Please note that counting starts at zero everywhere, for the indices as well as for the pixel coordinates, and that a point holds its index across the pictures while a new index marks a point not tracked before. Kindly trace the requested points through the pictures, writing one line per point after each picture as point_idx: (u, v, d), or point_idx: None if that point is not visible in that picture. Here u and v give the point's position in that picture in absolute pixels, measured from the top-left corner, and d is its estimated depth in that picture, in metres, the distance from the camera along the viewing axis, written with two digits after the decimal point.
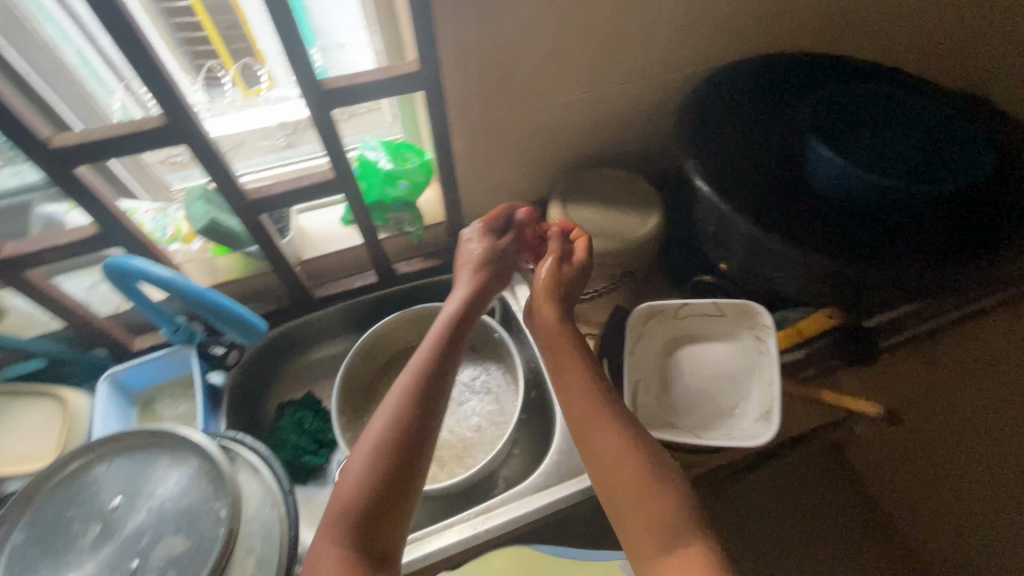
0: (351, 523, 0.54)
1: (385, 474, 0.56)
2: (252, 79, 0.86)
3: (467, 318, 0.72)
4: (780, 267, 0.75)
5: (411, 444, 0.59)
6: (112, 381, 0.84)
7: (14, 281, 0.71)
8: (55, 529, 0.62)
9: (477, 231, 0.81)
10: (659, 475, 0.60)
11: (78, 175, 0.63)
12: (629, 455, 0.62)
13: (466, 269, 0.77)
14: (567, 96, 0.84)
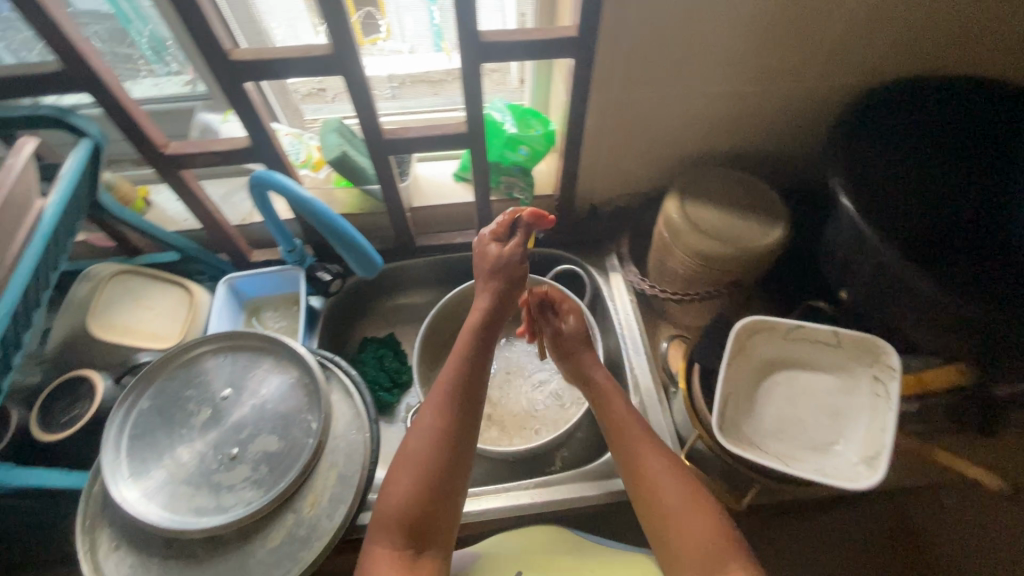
0: (392, 527, 0.58)
1: (427, 487, 0.60)
2: (371, 28, 0.82)
3: (483, 332, 0.70)
4: (907, 307, 0.69)
5: (444, 466, 0.61)
6: (230, 285, 0.91)
7: (172, 179, 0.77)
8: (173, 404, 0.68)
9: (487, 235, 0.74)
10: (696, 501, 0.63)
11: (245, 90, 0.67)
12: (664, 473, 0.65)
13: (480, 278, 0.73)
14: (713, 86, 0.80)
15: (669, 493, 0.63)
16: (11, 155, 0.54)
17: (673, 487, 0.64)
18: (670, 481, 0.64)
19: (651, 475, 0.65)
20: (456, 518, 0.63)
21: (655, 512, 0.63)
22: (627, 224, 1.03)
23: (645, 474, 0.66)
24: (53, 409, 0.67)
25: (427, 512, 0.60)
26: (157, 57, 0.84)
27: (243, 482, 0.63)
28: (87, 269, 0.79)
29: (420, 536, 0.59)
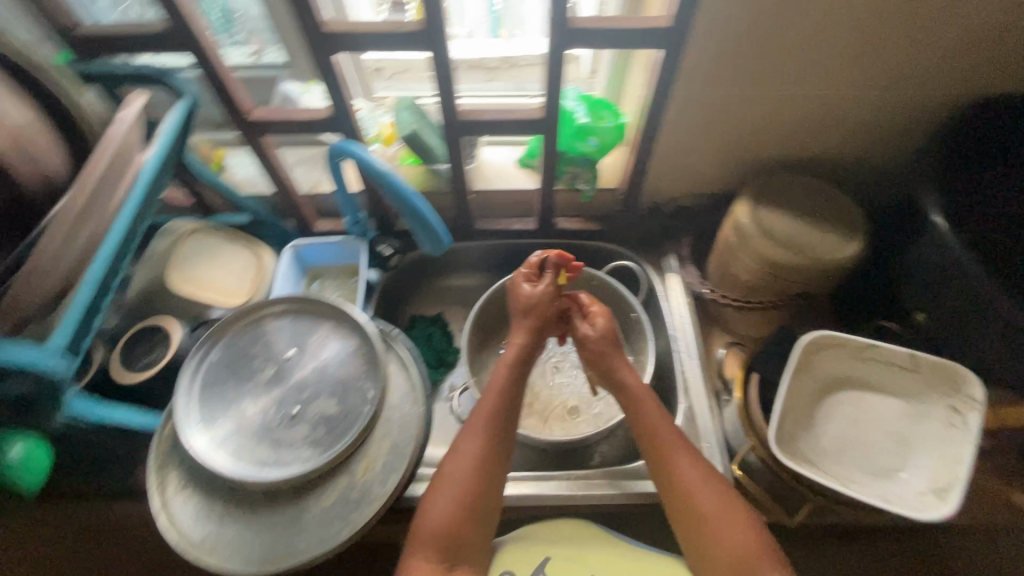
0: (428, 545, 0.62)
1: (466, 512, 0.63)
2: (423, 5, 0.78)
3: (517, 366, 0.72)
4: (987, 333, 0.66)
5: (482, 496, 0.64)
6: (295, 252, 0.94)
7: (253, 143, 0.80)
8: (241, 360, 0.71)
9: (520, 276, 0.77)
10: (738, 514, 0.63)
11: (333, 61, 0.68)
12: (704, 485, 0.65)
13: (516, 316, 0.76)
14: (801, 88, 0.77)
15: (708, 507, 0.64)
16: (120, 108, 0.57)
17: (711, 501, 0.64)
18: (708, 495, 0.64)
19: (686, 488, 0.65)
20: (488, 539, 0.66)
21: (691, 521, 0.64)
22: (689, 225, 1.00)
23: (680, 485, 0.65)
24: (132, 352, 0.71)
25: (465, 530, 0.63)
26: (225, 28, 0.87)
27: (301, 441, 0.65)
28: (168, 226, 0.84)
29: (457, 552, 0.62)
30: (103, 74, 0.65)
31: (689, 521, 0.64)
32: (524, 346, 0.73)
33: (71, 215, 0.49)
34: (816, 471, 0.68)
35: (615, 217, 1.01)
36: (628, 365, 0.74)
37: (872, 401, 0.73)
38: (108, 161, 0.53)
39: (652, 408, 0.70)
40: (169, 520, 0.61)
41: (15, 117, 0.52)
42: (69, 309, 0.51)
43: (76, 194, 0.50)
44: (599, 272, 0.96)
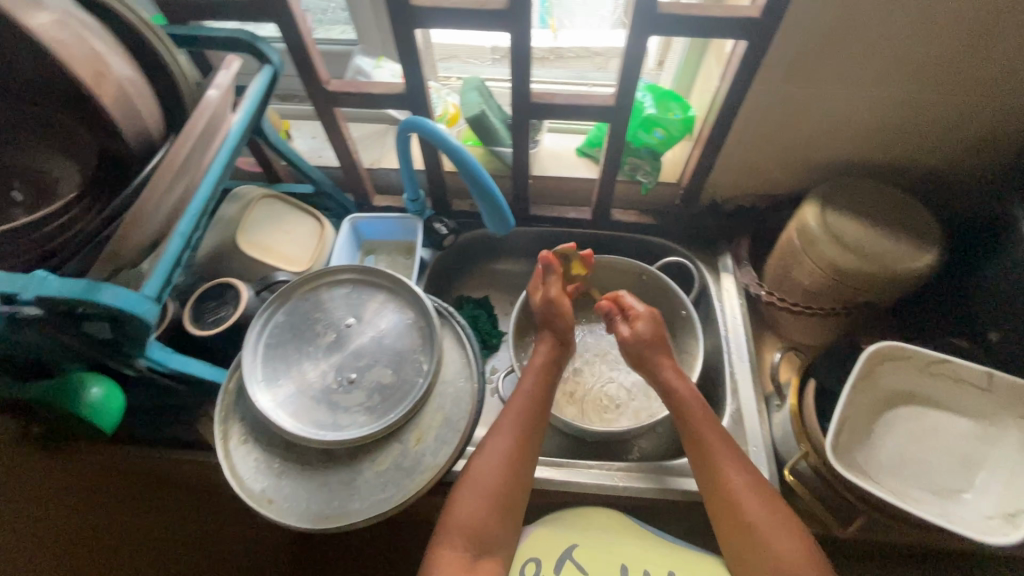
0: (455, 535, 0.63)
1: (493, 506, 0.65)
2: None
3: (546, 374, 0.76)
4: None
5: (507, 493, 0.66)
6: (353, 224, 0.95)
7: (325, 115, 0.81)
8: (303, 324, 0.73)
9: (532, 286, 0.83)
10: (785, 522, 0.62)
11: (414, 36, 0.69)
12: (751, 491, 0.64)
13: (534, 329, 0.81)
14: (887, 89, 0.74)
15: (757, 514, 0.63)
16: (219, 70, 0.59)
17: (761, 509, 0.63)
18: (754, 500, 0.64)
19: (733, 492, 0.65)
20: (512, 537, 0.66)
21: (734, 528, 0.63)
22: (749, 225, 0.97)
23: (726, 488, 0.65)
24: (202, 308, 0.74)
25: (492, 524, 0.64)
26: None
27: (357, 406, 0.67)
28: (238, 191, 0.86)
29: (483, 544, 0.63)
30: (198, 37, 0.68)
31: (734, 526, 0.63)
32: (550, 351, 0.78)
33: (173, 169, 0.52)
34: (873, 484, 0.66)
35: (672, 212, 0.99)
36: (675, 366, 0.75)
37: (936, 418, 0.70)
38: (205, 120, 0.55)
39: (700, 413, 0.70)
40: (231, 470, 0.63)
41: (123, 71, 0.54)
42: (161, 259, 0.54)
43: (177, 149, 0.52)
44: (652, 266, 0.95)
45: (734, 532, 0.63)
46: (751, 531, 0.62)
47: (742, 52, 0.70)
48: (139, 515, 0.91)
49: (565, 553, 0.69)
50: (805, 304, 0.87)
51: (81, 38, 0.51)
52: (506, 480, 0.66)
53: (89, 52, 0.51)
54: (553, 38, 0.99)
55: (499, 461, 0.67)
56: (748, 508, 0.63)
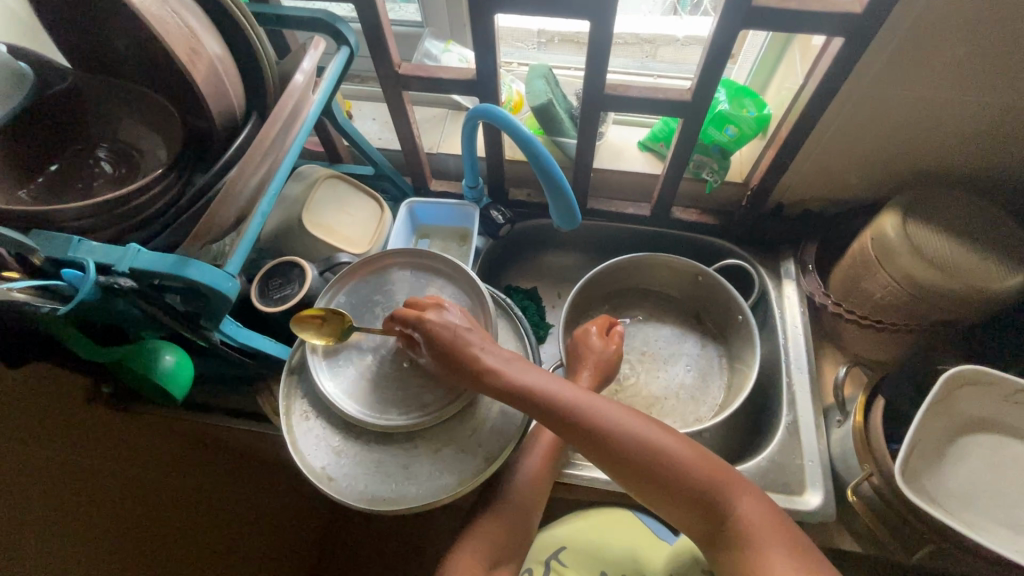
0: (480, 529, 0.65)
1: (517, 510, 0.66)
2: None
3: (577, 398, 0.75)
4: None
5: (532, 501, 0.67)
6: (410, 209, 0.96)
7: (393, 98, 0.81)
8: (363, 306, 0.73)
9: (592, 327, 0.79)
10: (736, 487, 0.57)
11: (491, 22, 0.68)
12: (689, 462, 0.57)
13: (587, 363, 0.76)
14: (993, 94, 0.68)
15: (673, 458, 0.57)
16: (305, 51, 0.58)
17: (674, 450, 0.58)
18: (696, 472, 0.57)
19: (673, 474, 0.57)
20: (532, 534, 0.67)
21: (696, 510, 0.57)
22: (817, 231, 0.93)
23: (665, 470, 0.57)
24: (267, 285, 0.75)
25: (516, 528, 0.65)
26: None
27: (412, 391, 0.67)
28: (303, 170, 0.87)
29: (509, 545, 0.64)
30: (279, 16, 0.68)
31: (693, 507, 0.57)
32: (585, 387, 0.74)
33: (260, 149, 0.52)
34: (942, 511, 0.63)
35: (735, 213, 0.96)
36: (506, 357, 0.61)
37: (1015, 448, 0.67)
38: (291, 103, 0.55)
39: (593, 408, 0.59)
40: (293, 445, 0.65)
41: (213, 50, 0.55)
42: (242, 238, 0.55)
43: (265, 130, 0.53)
44: (709, 267, 0.92)
45: (659, 488, 0.58)
46: (674, 482, 0.57)
47: (836, 50, 0.66)
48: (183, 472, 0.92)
49: (552, 554, 0.73)
50: (875, 319, 0.83)
51: (178, 15, 0.52)
52: (538, 486, 0.68)
53: (186, 29, 0.51)
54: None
55: (536, 471, 0.68)
56: (664, 460, 0.57)
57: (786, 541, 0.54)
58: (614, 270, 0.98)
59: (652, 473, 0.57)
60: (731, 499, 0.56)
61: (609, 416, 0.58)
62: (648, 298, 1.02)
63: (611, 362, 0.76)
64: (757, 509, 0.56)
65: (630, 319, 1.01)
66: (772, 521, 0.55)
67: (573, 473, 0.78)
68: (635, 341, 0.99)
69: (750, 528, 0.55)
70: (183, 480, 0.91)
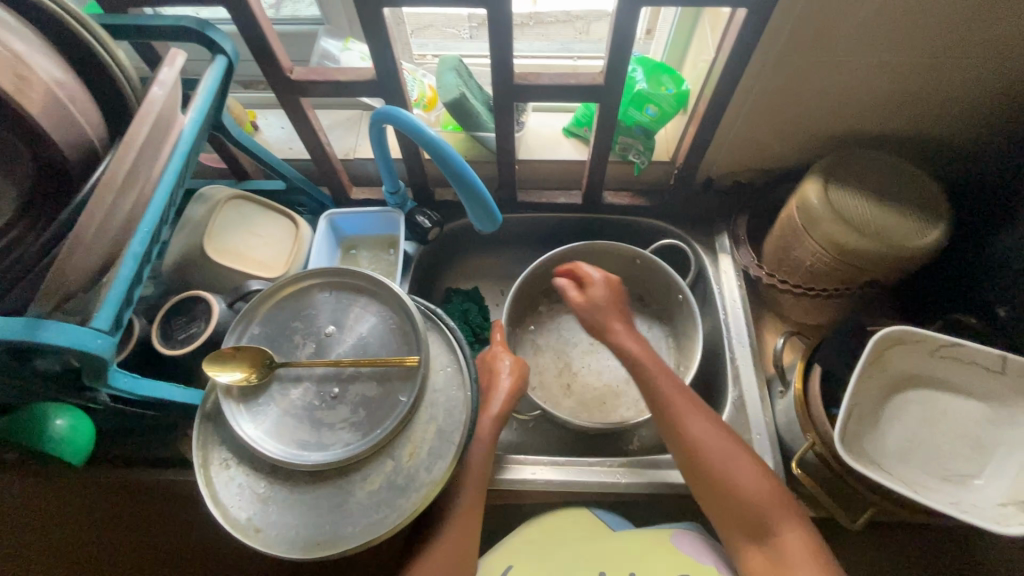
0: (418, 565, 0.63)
1: (454, 540, 0.64)
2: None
3: (503, 418, 0.71)
4: None
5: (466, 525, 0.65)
6: (330, 221, 0.90)
7: (291, 106, 0.74)
8: (281, 334, 0.68)
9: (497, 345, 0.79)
10: (788, 513, 0.62)
11: (382, 17, 0.63)
12: (753, 476, 0.63)
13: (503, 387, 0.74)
14: (895, 56, 0.69)
15: (744, 484, 0.63)
16: (161, 67, 0.52)
17: (748, 478, 0.63)
18: (753, 487, 0.63)
19: (731, 484, 0.63)
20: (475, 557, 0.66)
21: (740, 519, 0.63)
22: (747, 203, 0.93)
23: (724, 478, 0.64)
24: (171, 326, 0.70)
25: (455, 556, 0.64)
26: None
27: (343, 422, 0.63)
28: (203, 192, 0.80)
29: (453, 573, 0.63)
30: (139, 27, 0.60)
31: (741, 519, 0.63)
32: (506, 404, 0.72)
33: (116, 186, 0.46)
34: (883, 473, 0.64)
35: (666, 193, 0.95)
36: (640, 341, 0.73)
37: (946, 402, 0.68)
38: (151, 126, 0.49)
39: (690, 412, 0.67)
40: (213, 498, 0.60)
41: (50, 73, 0.48)
42: (111, 285, 0.49)
43: (120, 160, 0.46)
44: (646, 249, 0.91)
45: (713, 491, 0.64)
46: (736, 501, 0.63)
47: (742, 22, 0.65)
48: (116, 528, 0.85)
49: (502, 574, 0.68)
50: (807, 285, 0.83)
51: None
52: (472, 510, 0.66)
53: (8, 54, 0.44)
54: (533, 4, 0.89)
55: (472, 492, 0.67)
56: (727, 468, 0.64)
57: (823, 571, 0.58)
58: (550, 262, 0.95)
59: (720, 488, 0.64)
60: (778, 525, 0.61)
61: (696, 418, 0.67)
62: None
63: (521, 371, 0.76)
64: (802, 540, 0.60)
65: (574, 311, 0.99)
66: (815, 556, 0.59)
67: (525, 479, 0.76)
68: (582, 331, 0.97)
69: (791, 553, 0.59)
70: (119, 533, 0.85)
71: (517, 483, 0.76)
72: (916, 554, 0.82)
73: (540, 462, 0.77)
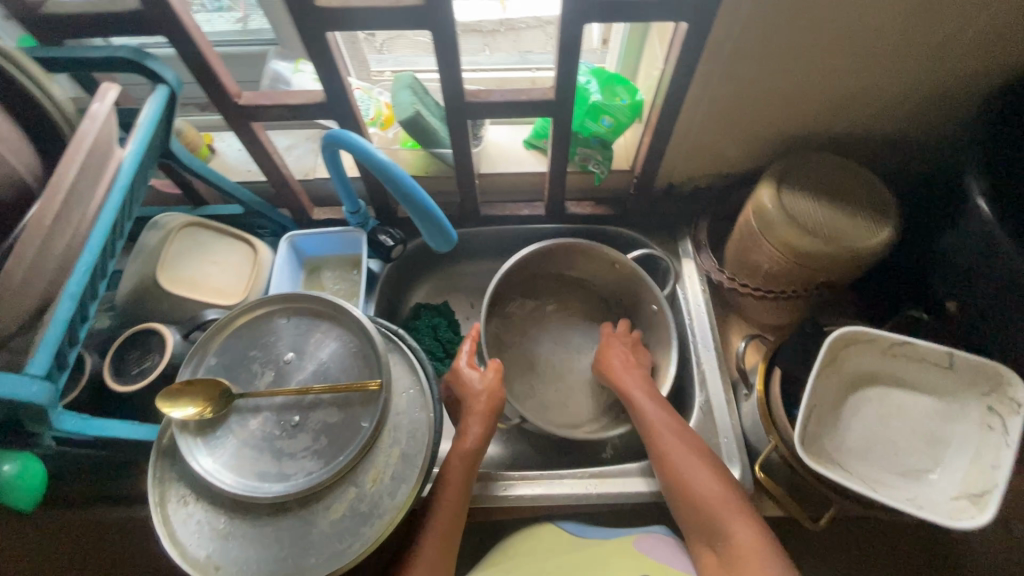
0: None
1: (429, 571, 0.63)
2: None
3: (479, 449, 0.69)
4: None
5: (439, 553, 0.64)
6: (291, 243, 0.88)
7: (241, 131, 0.73)
8: (239, 364, 0.67)
9: (464, 361, 0.76)
10: (742, 516, 0.62)
11: (326, 40, 0.62)
12: (710, 480, 0.65)
13: (479, 407, 0.72)
14: (834, 62, 0.71)
15: (695, 484, 0.66)
16: (92, 102, 0.50)
17: (700, 478, 0.66)
18: (708, 491, 0.65)
19: (689, 489, 0.66)
20: None
21: (698, 521, 0.65)
22: (707, 208, 0.94)
23: (681, 482, 0.66)
24: (124, 360, 0.69)
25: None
26: None
27: (304, 451, 0.62)
28: (157, 220, 0.78)
29: None
30: (75, 59, 0.59)
31: (699, 523, 0.64)
32: (481, 435, 0.70)
33: (44, 227, 0.45)
34: (843, 472, 0.65)
35: (627, 201, 0.96)
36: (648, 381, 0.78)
37: (902, 399, 0.69)
38: (83, 163, 0.48)
39: (660, 425, 0.71)
40: (172, 537, 0.58)
41: None
42: (47, 329, 0.48)
43: (49, 200, 0.45)
44: (626, 255, 0.87)
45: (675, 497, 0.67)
46: (689, 502, 0.66)
47: (683, 35, 0.66)
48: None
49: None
50: (767, 288, 0.85)
51: None
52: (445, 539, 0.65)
53: None
54: (502, 10, 0.89)
55: (444, 520, 0.65)
56: (686, 473, 0.67)
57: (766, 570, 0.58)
58: (522, 266, 0.92)
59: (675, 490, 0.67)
60: (726, 524, 0.62)
61: (661, 429, 0.71)
62: (561, 288, 0.97)
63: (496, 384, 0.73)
64: (748, 539, 0.60)
65: (545, 317, 0.95)
66: (760, 555, 0.59)
67: (495, 496, 0.76)
68: (554, 338, 0.94)
69: (736, 551, 0.60)
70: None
71: (487, 500, 0.75)
72: (884, 544, 0.84)
73: (511, 477, 0.77)
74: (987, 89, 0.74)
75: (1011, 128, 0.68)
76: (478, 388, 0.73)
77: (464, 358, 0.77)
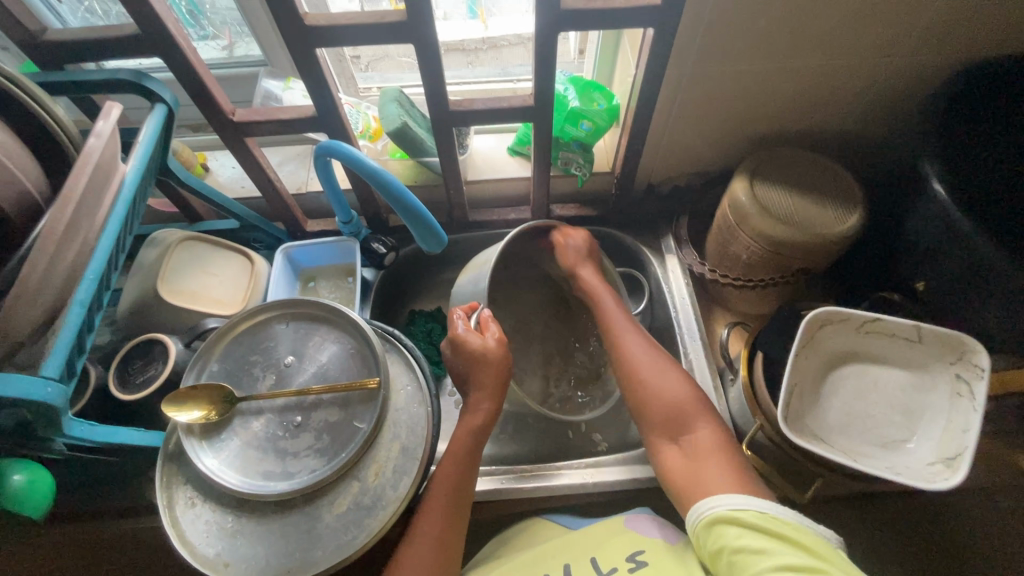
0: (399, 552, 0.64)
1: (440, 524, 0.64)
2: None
3: (490, 418, 0.70)
4: (990, 301, 0.67)
5: (450, 515, 0.66)
6: (287, 254, 0.91)
7: (236, 146, 0.76)
8: (240, 369, 0.69)
9: (461, 332, 0.70)
10: (706, 416, 0.66)
11: (316, 57, 0.66)
12: (679, 381, 0.69)
13: (493, 378, 0.70)
14: (792, 61, 0.75)
15: (667, 387, 0.68)
16: (97, 120, 0.53)
17: (669, 381, 0.68)
18: (676, 389, 0.68)
19: (659, 388, 0.68)
20: (462, 548, 0.67)
21: (664, 413, 0.67)
22: (686, 204, 0.99)
23: (651, 386, 0.69)
24: (129, 370, 0.72)
25: (439, 542, 0.64)
26: (192, 21, 0.90)
27: (305, 449, 0.64)
28: (155, 236, 0.81)
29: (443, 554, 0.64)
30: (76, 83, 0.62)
31: (665, 421, 0.67)
32: (490, 412, 0.70)
33: (55, 237, 0.47)
34: (824, 446, 0.68)
35: (610, 201, 1.00)
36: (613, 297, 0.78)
37: (876, 375, 0.72)
38: (90, 177, 0.51)
39: (631, 334, 0.74)
40: (181, 538, 0.60)
41: None
42: (58, 336, 0.50)
43: (59, 212, 0.48)
44: (613, 265, 0.86)
45: (640, 394, 0.69)
46: (657, 402, 0.68)
47: (653, 41, 0.70)
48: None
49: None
50: (746, 278, 0.88)
51: None
52: (453, 497, 0.67)
53: None
54: (482, 28, 0.96)
55: (450, 477, 0.67)
56: (656, 376, 0.69)
57: (729, 461, 0.61)
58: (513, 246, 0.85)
59: (643, 395, 0.69)
60: (695, 424, 0.66)
61: (630, 343, 0.73)
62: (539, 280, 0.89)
63: (500, 352, 0.70)
64: (714, 436, 0.64)
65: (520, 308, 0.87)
66: (723, 449, 0.63)
67: (495, 490, 0.78)
68: None
69: (703, 447, 0.63)
70: None
71: (486, 495, 0.78)
72: (871, 521, 0.87)
73: (510, 471, 0.80)
74: (937, 81, 0.79)
75: (959, 119, 0.73)
76: (484, 360, 0.69)
77: (460, 325, 0.71)
